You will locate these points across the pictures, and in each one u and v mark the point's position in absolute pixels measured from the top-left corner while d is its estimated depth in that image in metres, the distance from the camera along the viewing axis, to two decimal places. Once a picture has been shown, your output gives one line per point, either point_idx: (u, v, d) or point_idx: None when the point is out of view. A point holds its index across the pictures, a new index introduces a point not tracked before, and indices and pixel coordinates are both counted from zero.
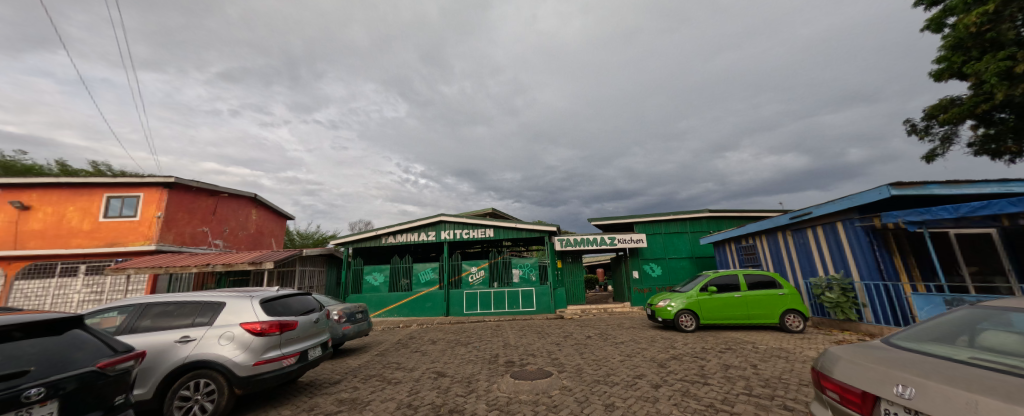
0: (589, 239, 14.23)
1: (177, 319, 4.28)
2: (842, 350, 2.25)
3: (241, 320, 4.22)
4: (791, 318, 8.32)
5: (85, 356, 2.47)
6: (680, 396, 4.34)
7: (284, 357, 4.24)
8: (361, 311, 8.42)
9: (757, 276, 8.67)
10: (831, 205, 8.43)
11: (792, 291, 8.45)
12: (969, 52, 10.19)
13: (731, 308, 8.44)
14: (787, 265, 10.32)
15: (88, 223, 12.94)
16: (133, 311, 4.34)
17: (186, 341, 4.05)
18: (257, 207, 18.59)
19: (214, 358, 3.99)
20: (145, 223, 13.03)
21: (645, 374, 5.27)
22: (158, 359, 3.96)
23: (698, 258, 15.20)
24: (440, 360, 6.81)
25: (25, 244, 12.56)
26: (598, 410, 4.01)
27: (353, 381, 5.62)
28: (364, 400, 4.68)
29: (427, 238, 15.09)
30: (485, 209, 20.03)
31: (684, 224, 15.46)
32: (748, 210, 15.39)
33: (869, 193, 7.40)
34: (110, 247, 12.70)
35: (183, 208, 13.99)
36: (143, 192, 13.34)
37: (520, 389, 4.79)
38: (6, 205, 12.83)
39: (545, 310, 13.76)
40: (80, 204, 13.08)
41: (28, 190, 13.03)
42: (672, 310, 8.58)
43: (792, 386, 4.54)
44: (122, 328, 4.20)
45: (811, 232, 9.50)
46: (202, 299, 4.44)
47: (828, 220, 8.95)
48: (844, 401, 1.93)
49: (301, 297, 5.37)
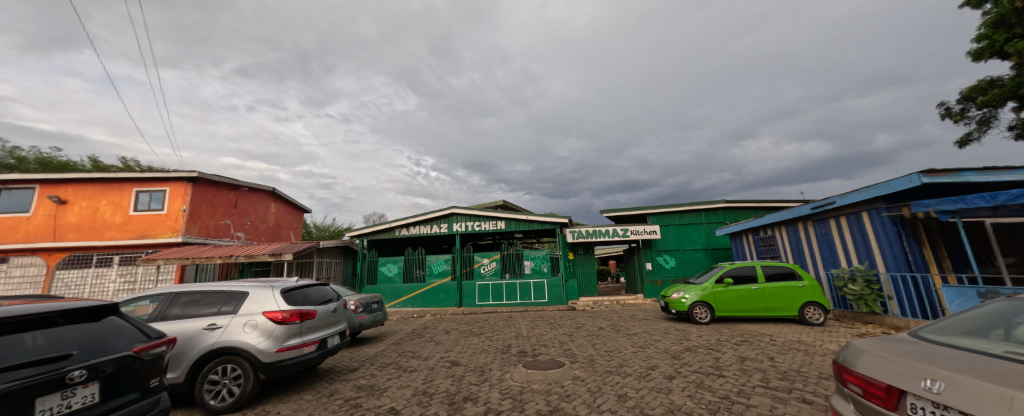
0: (601, 230, 14.15)
1: (204, 308, 4.47)
2: (864, 343, 2.19)
3: (263, 309, 4.37)
4: (811, 311, 8.12)
5: (120, 341, 2.61)
6: (694, 387, 4.32)
7: (305, 345, 4.40)
8: (376, 301, 8.59)
9: (776, 268, 8.47)
10: (856, 195, 8.11)
11: (813, 283, 8.23)
12: (1011, 30, 9.56)
13: (748, 300, 8.28)
14: (808, 257, 10.04)
15: (119, 216, 13.55)
16: (163, 300, 4.55)
17: (213, 328, 4.24)
18: (276, 200, 19.13)
19: (239, 345, 4.15)
20: (172, 216, 13.57)
21: (658, 366, 5.25)
22: (188, 345, 4.17)
23: (714, 249, 14.92)
24: (453, 350, 6.94)
25: (63, 237, 13.26)
26: (610, 401, 4.05)
27: (370, 368, 5.78)
28: (381, 387, 4.83)
29: (439, 230, 15.18)
30: (496, 201, 20.04)
31: (699, 214, 15.16)
32: (766, 200, 14.98)
33: (899, 180, 7.04)
34: (140, 239, 13.32)
35: (206, 202, 14.48)
36: (169, 186, 13.86)
37: (533, 378, 4.86)
38: (45, 199, 13.53)
39: (557, 301, 13.82)
40: (111, 198, 13.68)
41: (64, 185, 13.70)
42: (686, 302, 8.45)
43: (811, 379, 4.44)
44: (154, 316, 4.43)
45: (834, 222, 9.17)
46: (226, 288, 4.62)
47: (853, 209, 8.61)
48: (868, 395, 1.89)
49: (319, 288, 5.51)
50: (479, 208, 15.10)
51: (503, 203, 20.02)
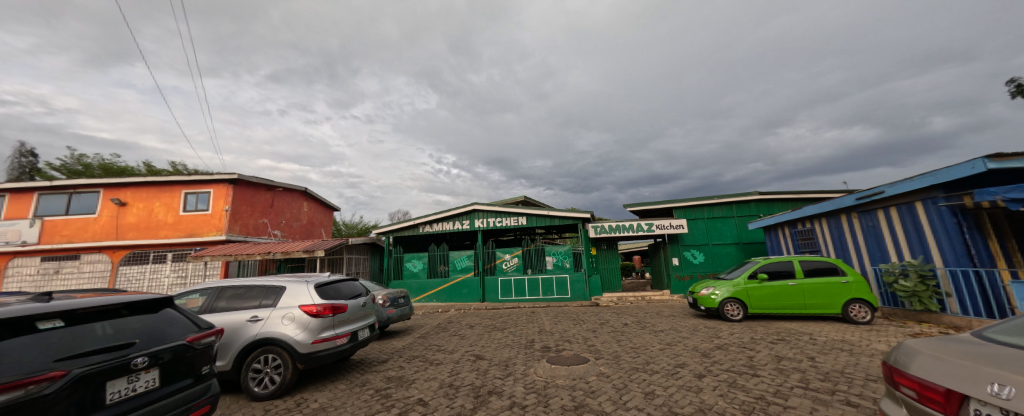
0: (625, 225, 13.86)
1: (247, 301, 4.77)
2: (920, 343, 2.03)
3: (299, 302, 4.60)
4: (856, 309, 7.61)
5: (176, 331, 2.84)
6: (726, 387, 4.17)
7: (338, 337, 4.61)
8: (403, 296, 8.84)
9: (816, 263, 8.00)
10: (907, 184, 7.49)
11: (858, 279, 7.70)
12: None
13: (784, 297, 7.87)
14: (852, 251, 9.41)
15: (171, 216, 14.66)
16: (211, 293, 4.90)
17: (255, 320, 4.51)
18: (308, 200, 20.02)
19: (278, 336, 4.40)
20: (216, 216, 14.52)
21: (687, 363, 5.10)
22: (234, 335, 4.47)
23: (746, 244, 14.27)
24: (477, 344, 7.04)
25: (124, 236, 14.50)
26: (637, 398, 3.97)
27: (398, 360, 5.98)
28: (409, 379, 4.99)
29: (462, 226, 15.38)
30: (518, 197, 20.07)
31: (729, 207, 14.52)
32: (804, 192, 14.13)
33: (959, 167, 6.43)
34: (190, 237, 14.35)
35: (246, 202, 15.39)
36: (213, 187, 14.83)
37: (557, 373, 4.85)
38: (108, 201, 14.84)
39: (580, 297, 13.71)
40: (164, 200, 14.82)
41: (124, 189, 14.94)
42: (715, 299, 8.13)
43: (857, 381, 4.17)
44: (203, 308, 4.77)
45: (883, 214, 8.52)
46: (266, 283, 4.90)
47: (904, 200, 7.96)
48: (923, 399, 1.77)
49: (349, 282, 5.74)
50: (501, 204, 15.16)
51: (524, 199, 20.02)
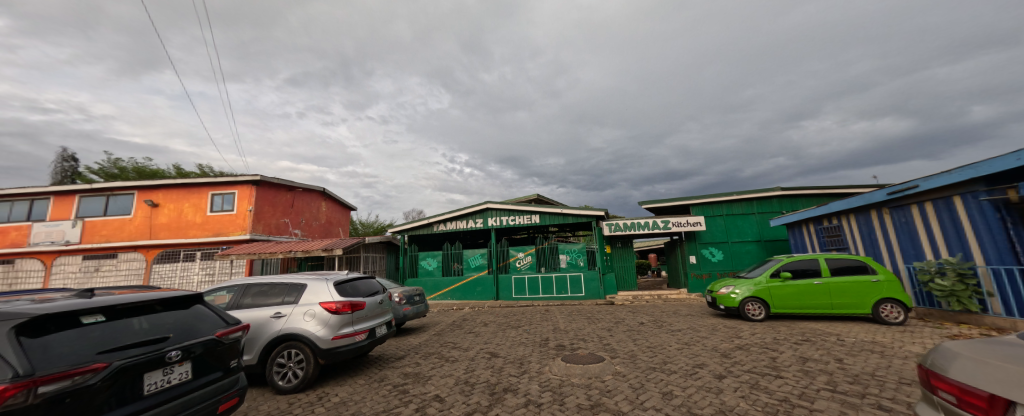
0: (641, 223, 13.64)
1: (271, 298, 4.94)
2: (959, 346, 1.92)
3: (319, 299, 4.73)
4: (887, 309, 7.27)
5: (205, 327, 2.97)
6: (748, 388, 4.06)
7: (356, 333, 4.72)
8: (418, 294, 8.98)
9: (843, 261, 7.67)
10: (944, 177, 7.09)
11: (889, 277, 7.36)
12: None
13: (809, 296, 7.60)
14: (883, 248, 8.98)
15: (199, 216, 15.31)
16: (237, 291, 5.09)
17: (278, 316, 4.67)
18: (326, 200, 20.53)
19: (300, 332, 4.54)
20: (240, 216, 15.08)
21: (706, 364, 4.99)
22: (259, 330, 4.64)
23: (767, 241, 13.82)
24: (492, 342, 7.07)
25: (157, 235, 15.23)
26: (655, 398, 3.91)
27: (415, 357, 6.08)
28: (426, 375, 5.06)
29: (475, 225, 15.47)
30: (531, 195, 20.03)
31: (750, 204, 14.09)
32: (829, 187, 13.57)
33: (1002, 159, 6.04)
34: (216, 236, 14.96)
35: (268, 202, 15.92)
36: (237, 188, 15.40)
37: (572, 372, 4.82)
38: (142, 203, 15.61)
39: (595, 295, 13.60)
40: (192, 201, 15.48)
41: (155, 190, 15.69)
42: (735, 298, 7.92)
43: (889, 384, 3.99)
44: (230, 305, 4.96)
45: (917, 209, 8.10)
46: (288, 281, 5.06)
47: (940, 194, 7.54)
48: (964, 404, 1.67)
49: (367, 280, 5.86)
50: (514, 202, 15.17)
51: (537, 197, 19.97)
